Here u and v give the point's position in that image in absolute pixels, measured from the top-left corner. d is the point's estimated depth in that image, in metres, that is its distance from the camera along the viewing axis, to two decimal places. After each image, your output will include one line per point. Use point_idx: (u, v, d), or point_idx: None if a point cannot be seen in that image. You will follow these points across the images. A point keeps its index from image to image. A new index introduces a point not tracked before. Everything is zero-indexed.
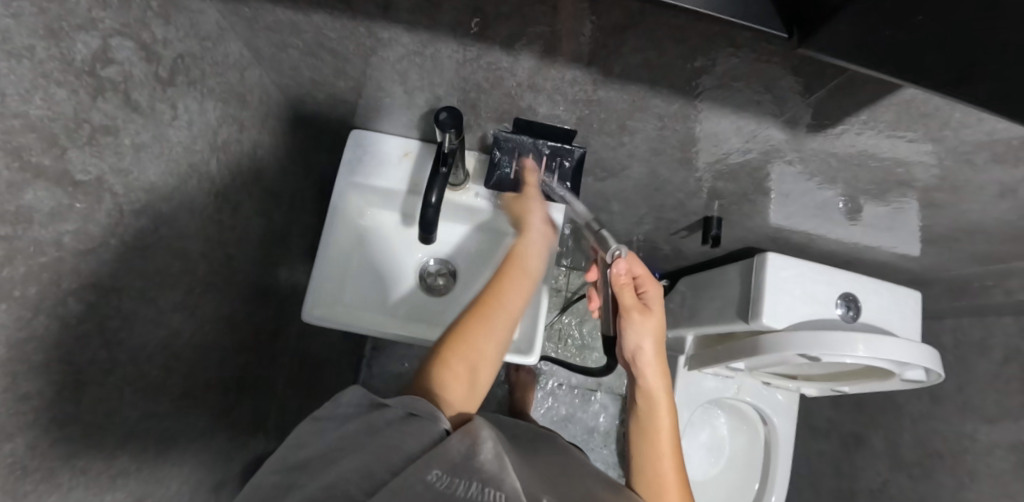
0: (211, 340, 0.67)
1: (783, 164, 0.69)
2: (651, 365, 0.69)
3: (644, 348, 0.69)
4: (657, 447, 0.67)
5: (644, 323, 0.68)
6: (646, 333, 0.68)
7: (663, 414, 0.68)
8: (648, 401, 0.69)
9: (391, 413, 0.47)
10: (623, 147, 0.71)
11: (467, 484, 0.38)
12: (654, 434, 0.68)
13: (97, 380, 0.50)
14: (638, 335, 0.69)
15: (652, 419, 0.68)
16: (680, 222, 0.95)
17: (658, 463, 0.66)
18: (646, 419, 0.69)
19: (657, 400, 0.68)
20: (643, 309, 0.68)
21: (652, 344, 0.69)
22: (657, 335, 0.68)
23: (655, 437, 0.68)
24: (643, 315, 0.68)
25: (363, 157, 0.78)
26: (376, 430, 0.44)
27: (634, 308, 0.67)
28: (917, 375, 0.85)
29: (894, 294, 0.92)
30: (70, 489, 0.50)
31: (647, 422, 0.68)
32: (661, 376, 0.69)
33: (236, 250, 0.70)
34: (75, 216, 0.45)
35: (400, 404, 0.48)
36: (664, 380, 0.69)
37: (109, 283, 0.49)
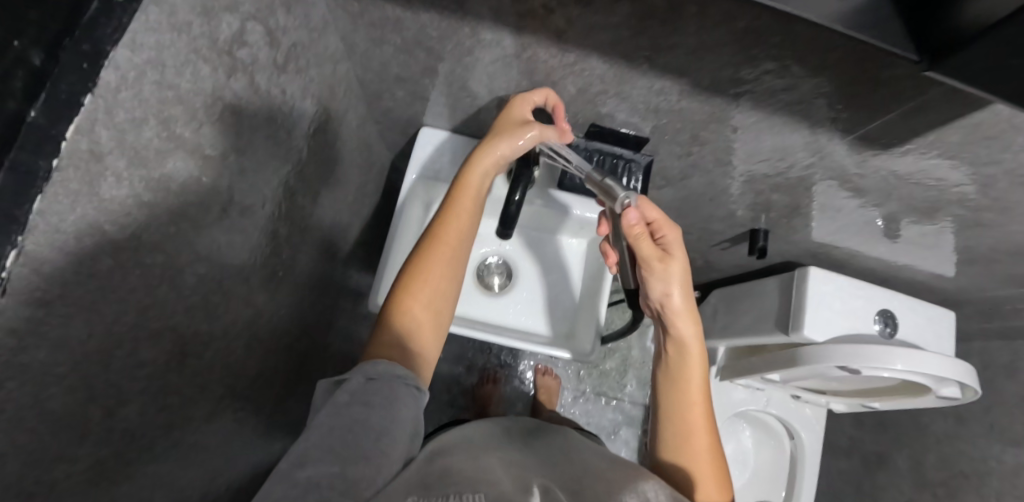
0: (281, 323, 0.68)
1: (843, 181, 0.72)
2: (681, 314, 0.63)
3: (671, 299, 0.63)
4: (687, 399, 0.64)
5: (667, 273, 0.62)
6: (673, 281, 0.62)
7: (694, 360, 0.64)
8: (677, 348, 0.65)
9: (350, 391, 0.46)
10: (688, 156, 0.74)
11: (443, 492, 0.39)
12: (685, 385, 0.64)
13: (196, 352, 0.51)
14: (664, 284, 0.63)
15: (683, 369, 0.65)
16: (724, 234, 0.98)
17: (689, 414, 0.64)
18: (674, 369, 0.65)
19: (688, 349, 0.64)
20: (666, 256, 0.62)
21: (681, 292, 0.63)
22: (684, 282, 0.62)
23: (685, 390, 0.64)
24: (666, 263, 0.62)
25: (432, 155, 0.80)
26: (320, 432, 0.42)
27: (662, 256, 0.61)
28: (952, 392, 0.88)
29: (929, 312, 0.95)
30: (165, 460, 0.50)
31: (677, 378, 0.65)
32: (694, 322, 0.63)
33: (310, 237, 0.72)
34: (200, 189, 0.46)
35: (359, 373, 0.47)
36: (695, 325, 0.64)
37: (216, 257, 0.50)
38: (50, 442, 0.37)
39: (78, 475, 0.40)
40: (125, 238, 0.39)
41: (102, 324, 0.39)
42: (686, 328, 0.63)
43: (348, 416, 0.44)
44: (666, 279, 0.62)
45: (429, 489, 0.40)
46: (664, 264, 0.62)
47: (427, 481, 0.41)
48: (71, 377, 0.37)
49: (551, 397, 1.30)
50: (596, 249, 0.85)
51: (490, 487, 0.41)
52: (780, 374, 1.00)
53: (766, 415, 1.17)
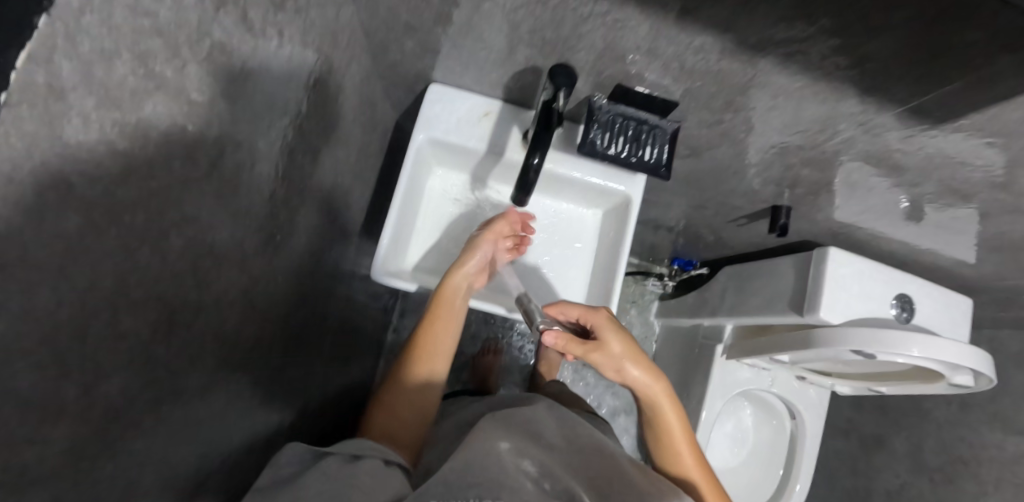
0: (278, 290, 0.64)
1: (882, 158, 0.68)
2: (644, 385, 0.66)
3: (628, 375, 0.66)
4: (674, 447, 0.68)
5: (611, 358, 0.65)
6: (621, 360, 0.65)
7: (670, 417, 0.68)
8: (650, 405, 0.68)
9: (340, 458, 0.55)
10: (718, 124, 0.69)
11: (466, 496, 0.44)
12: (667, 434, 0.68)
13: (185, 322, 0.46)
14: (614, 367, 0.66)
15: (663, 423, 0.68)
16: (743, 210, 0.93)
17: (677, 459, 0.68)
18: (653, 420, 0.69)
19: (660, 405, 0.67)
20: (600, 345, 0.65)
21: (635, 368, 0.66)
22: (632, 360, 0.65)
23: (664, 426, 0.68)
24: (604, 352, 0.65)
25: (441, 113, 0.74)
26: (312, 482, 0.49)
27: (594, 347, 0.64)
28: (966, 380, 0.85)
29: (947, 298, 0.92)
30: (153, 437, 0.46)
31: (659, 434, 0.69)
32: (656, 384, 0.67)
33: (309, 199, 0.66)
34: (186, 139, 0.40)
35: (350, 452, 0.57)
36: (660, 385, 0.67)
37: (206, 218, 0.45)
38: (19, 424, 0.33)
39: (54, 457, 0.36)
40: (97, 193, 0.34)
41: (74, 292, 0.34)
42: (653, 390, 0.67)
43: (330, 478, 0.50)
44: (615, 362, 0.65)
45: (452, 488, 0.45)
46: (602, 354, 0.65)
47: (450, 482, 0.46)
48: (37, 352, 0.32)
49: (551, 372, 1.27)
50: (614, 220, 0.79)
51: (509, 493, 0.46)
52: (790, 355, 0.97)
53: (769, 396, 1.15)
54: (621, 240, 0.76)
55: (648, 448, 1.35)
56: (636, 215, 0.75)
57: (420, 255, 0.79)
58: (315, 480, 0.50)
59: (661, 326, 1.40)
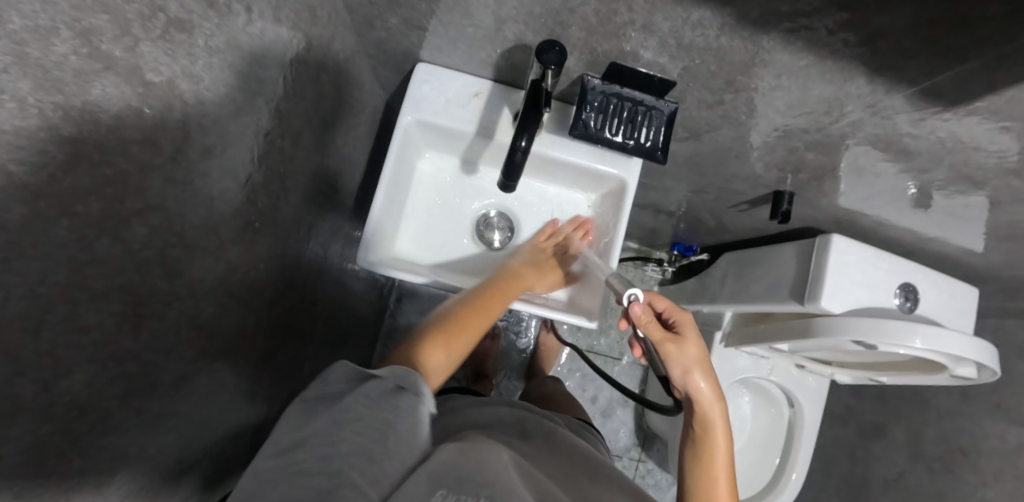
0: (261, 278, 0.62)
1: (889, 142, 0.64)
2: (702, 396, 0.63)
3: (693, 382, 0.63)
4: (712, 477, 0.62)
5: (685, 357, 0.63)
6: (692, 361, 0.63)
7: (717, 443, 0.63)
8: (700, 423, 0.64)
9: (381, 388, 0.47)
10: (719, 105, 0.66)
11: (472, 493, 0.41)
12: (707, 463, 0.62)
13: (156, 313, 0.45)
14: (683, 367, 0.63)
15: (707, 447, 0.63)
16: (744, 195, 0.90)
17: (714, 492, 0.61)
18: (697, 443, 0.64)
19: (712, 426, 0.63)
20: (679, 338, 0.63)
21: (702, 376, 0.63)
22: (703, 366, 0.63)
23: (708, 466, 0.62)
24: (680, 346, 0.63)
25: (428, 93, 0.70)
26: (354, 403, 0.45)
27: (674, 338, 0.62)
28: (969, 372, 0.83)
29: (953, 288, 0.90)
30: (124, 431, 0.45)
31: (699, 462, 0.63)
32: (715, 400, 0.63)
33: (292, 183, 0.64)
34: (144, 123, 0.38)
35: (391, 378, 0.49)
36: (719, 406, 0.63)
37: (173, 206, 0.43)
38: None
39: (12, 455, 0.35)
40: (41, 181, 0.31)
41: (20, 286, 0.32)
42: (709, 406, 0.63)
43: (371, 406, 0.45)
44: (687, 361, 0.63)
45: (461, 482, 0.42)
46: (678, 346, 0.63)
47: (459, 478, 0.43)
48: None
49: (550, 359, 1.25)
50: (609, 206, 0.76)
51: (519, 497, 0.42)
52: (789, 344, 0.95)
53: (767, 384, 1.13)
54: (616, 227, 0.74)
55: (646, 435, 1.36)
56: (631, 200, 0.72)
57: (409, 242, 0.77)
58: (358, 404, 0.45)
59: None
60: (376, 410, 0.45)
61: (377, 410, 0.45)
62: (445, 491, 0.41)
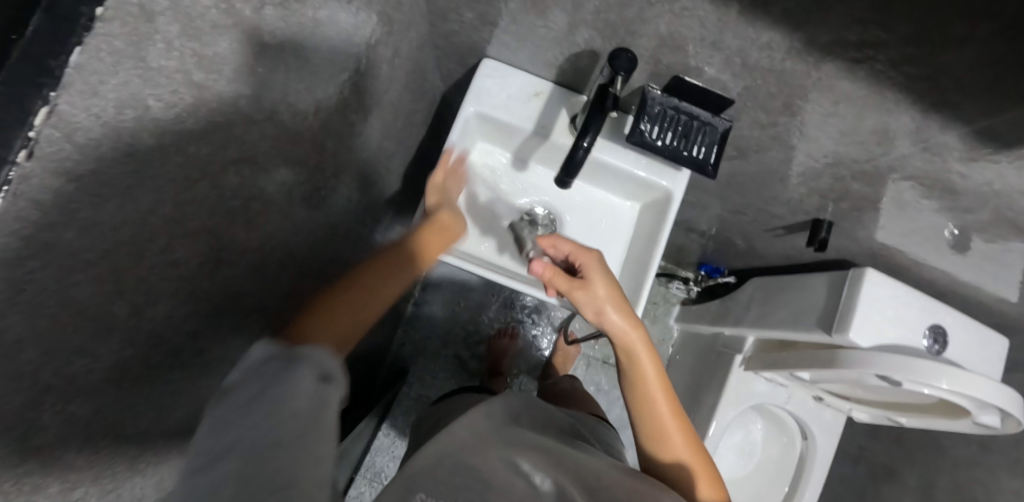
0: (316, 244, 0.65)
1: (936, 179, 0.66)
2: (620, 331, 0.64)
3: (607, 317, 0.65)
4: (650, 402, 0.62)
5: (593, 295, 0.65)
6: (603, 299, 0.65)
7: (645, 365, 0.64)
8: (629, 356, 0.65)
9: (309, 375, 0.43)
10: (772, 127, 0.68)
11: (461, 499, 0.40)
12: (643, 388, 0.63)
13: (231, 261, 0.47)
14: (595, 307, 0.65)
15: (638, 374, 0.64)
16: (782, 220, 0.91)
17: (653, 414, 0.62)
18: (630, 373, 0.65)
19: (637, 353, 0.64)
20: (584, 283, 0.65)
21: (615, 311, 0.65)
22: (615, 303, 0.64)
23: (646, 391, 0.63)
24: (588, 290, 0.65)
25: (491, 88, 0.73)
26: (272, 398, 0.40)
27: (579, 284, 0.65)
28: (992, 420, 0.83)
29: (983, 336, 0.89)
30: (186, 370, 0.48)
31: (636, 391, 0.63)
32: (635, 330, 0.64)
33: (353, 158, 0.67)
34: (253, 80, 0.41)
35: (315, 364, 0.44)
36: (641, 334, 0.64)
37: (263, 161, 0.46)
38: (73, 332, 0.34)
39: (99, 373, 0.37)
40: (171, 119, 0.35)
41: (137, 213, 0.35)
42: (631, 337, 0.64)
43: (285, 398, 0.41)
44: (597, 300, 0.65)
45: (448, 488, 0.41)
46: (585, 289, 0.65)
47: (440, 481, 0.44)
48: (99, 266, 0.33)
49: (567, 365, 1.26)
50: (651, 216, 0.77)
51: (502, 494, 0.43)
52: (811, 373, 0.96)
53: (783, 413, 1.13)
54: (658, 235, 0.74)
55: None
56: (676, 211, 0.73)
57: None
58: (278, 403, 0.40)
59: (680, 331, 1.39)
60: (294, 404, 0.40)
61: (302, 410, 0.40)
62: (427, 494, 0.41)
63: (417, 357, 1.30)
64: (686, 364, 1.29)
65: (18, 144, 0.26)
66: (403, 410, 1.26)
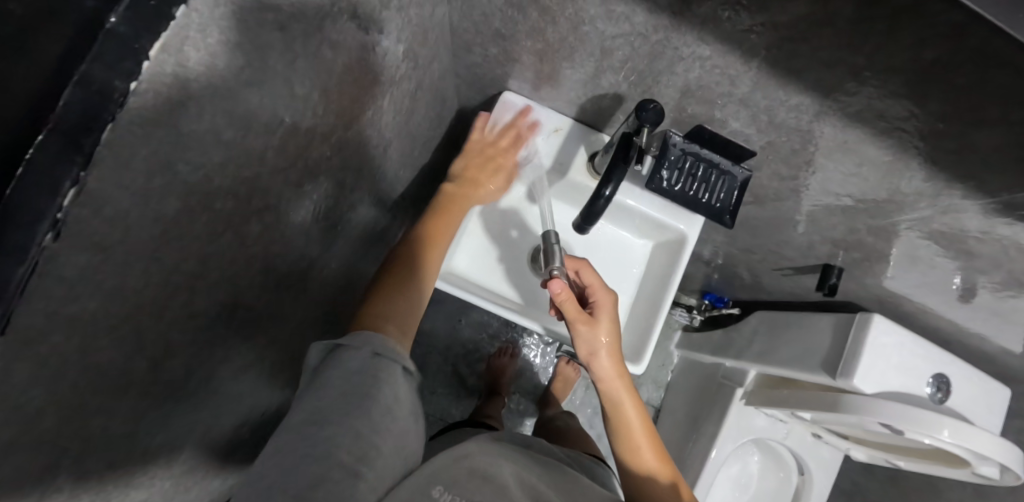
0: (328, 275, 0.64)
1: (953, 240, 0.65)
2: (607, 375, 0.65)
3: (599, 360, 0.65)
4: (634, 441, 0.63)
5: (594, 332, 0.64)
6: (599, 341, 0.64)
7: (628, 407, 0.64)
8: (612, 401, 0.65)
9: (361, 356, 0.47)
10: (790, 180, 0.67)
11: None
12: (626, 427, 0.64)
13: (246, 303, 0.47)
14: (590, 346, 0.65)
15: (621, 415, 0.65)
16: (791, 262, 0.91)
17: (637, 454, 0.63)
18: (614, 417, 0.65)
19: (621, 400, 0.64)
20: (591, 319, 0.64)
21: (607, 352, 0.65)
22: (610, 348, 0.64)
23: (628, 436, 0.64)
24: (591, 326, 0.65)
25: (511, 122, 0.72)
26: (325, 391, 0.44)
27: (585, 319, 0.63)
28: (991, 472, 0.83)
29: (987, 386, 0.90)
30: (196, 411, 0.47)
31: (621, 434, 0.64)
32: (620, 377, 0.65)
33: (369, 188, 0.66)
34: (281, 130, 0.41)
35: (366, 345, 0.48)
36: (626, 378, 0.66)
37: (284, 205, 0.45)
38: (91, 395, 0.33)
39: (114, 428, 0.36)
40: (198, 179, 0.34)
41: (161, 273, 0.34)
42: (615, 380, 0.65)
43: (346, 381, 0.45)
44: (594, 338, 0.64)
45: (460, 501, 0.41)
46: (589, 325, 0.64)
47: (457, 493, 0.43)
48: (121, 328, 0.33)
49: (566, 389, 1.27)
50: (664, 257, 0.77)
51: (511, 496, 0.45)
52: (812, 413, 0.96)
53: (781, 448, 1.13)
54: (670, 277, 0.74)
55: None
56: (689, 255, 0.73)
57: (464, 260, 0.79)
58: (338, 374, 0.45)
59: (680, 356, 1.39)
60: (357, 377, 0.45)
61: (359, 380, 0.45)
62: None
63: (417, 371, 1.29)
64: (686, 391, 1.29)
65: (44, 226, 0.25)
66: None
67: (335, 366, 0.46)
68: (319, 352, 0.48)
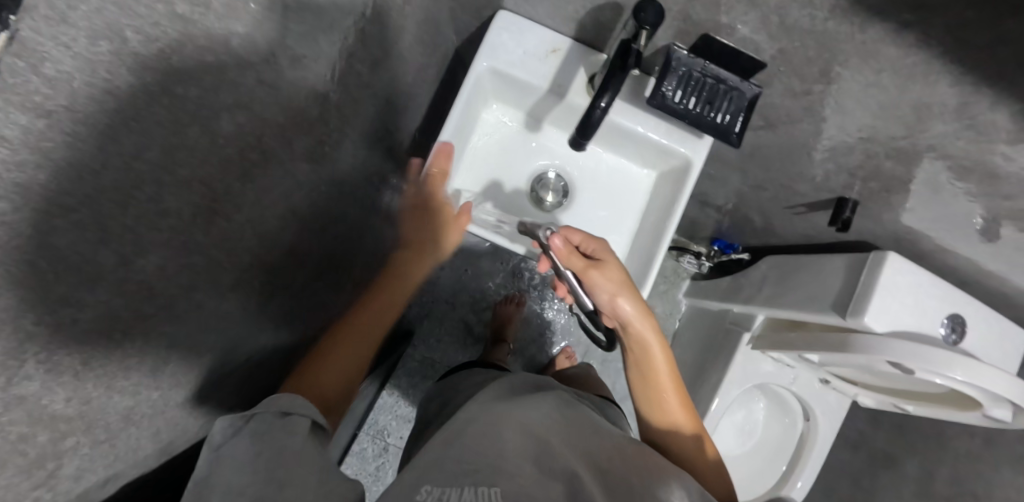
0: (320, 200, 0.62)
1: (974, 161, 0.61)
2: (632, 317, 0.63)
3: (620, 306, 0.63)
4: (661, 396, 0.62)
5: (607, 278, 0.63)
6: (612, 286, 0.63)
7: (655, 352, 0.63)
8: (641, 346, 0.64)
9: (269, 417, 0.46)
10: (802, 96, 0.63)
11: (457, 491, 0.40)
12: (654, 377, 0.63)
13: (228, 214, 0.44)
14: (609, 291, 0.63)
15: (648, 365, 0.63)
16: (802, 198, 0.87)
17: (662, 405, 0.62)
18: (641, 364, 0.64)
19: (649, 345, 0.63)
20: (600, 265, 0.63)
21: (627, 298, 0.63)
22: (628, 291, 0.62)
23: (655, 383, 0.63)
24: (601, 270, 0.63)
25: (506, 41, 0.67)
26: (255, 447, 0.43)
27: (594, 264, 0.62)
28: (1003, 415, 0.80)
29: (1003, 328, 0.86)
30: (184, 323, 0.45)
31: (647, 380, 0.63)
32: (646, 318, 0.63)
33: (361, 110, 0.63)
34: (247, 17, 0.38)
35: (275, 405, 0.47)
36: (652, 321, 0.63)
37: (260, 106, 0.43)
38: (54, 281, 0.32)
39: (86, 323, 0.35)
40: (151, 56, 0.32)
41: (120, 157, 0.33)
42: (643, 325, 0.63)
43: (263, 445, 0.43)
44: (609, 285, 0.63)
45: (444, 475, 0.42)
46: (599, 271, 0.63)
47: (446, 468, 0.43)
48: (79, 212, 0.31)
49: None
50: (668, 186, 0.73)
51: (507, 480, 0.41)
52: (821, 355, 0.93)
53: (787, 394, 1.12)
54: (673, 208, 0.71)
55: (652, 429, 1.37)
56: (694, 182, 0.70)
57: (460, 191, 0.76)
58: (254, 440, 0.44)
59: (688, 306, 1.36)
60: (274, 439, 0.44)
61: (275, 446, 0.43)
62: (430, 486, 0.41)
63: (423, 319, 1.29)
64: (694, 339, 1.27)
65: None
66: (406, 371, 1.27)
67: (248, 435, 0.44)
68: (227, 425, 0.45)
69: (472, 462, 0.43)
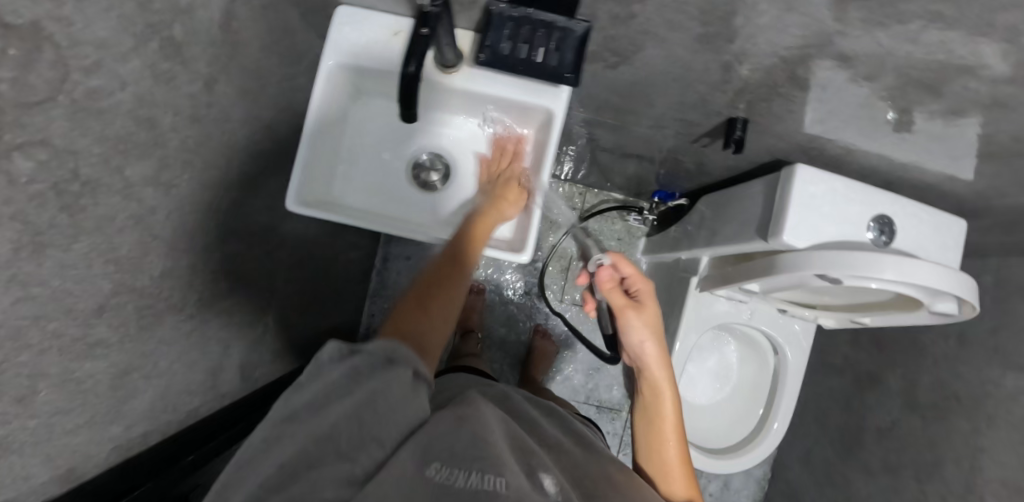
0: (194, 221, 0.65)
1: (823, 46, 0.58)
2: (651, 358, 0.72)
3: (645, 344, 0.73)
4: (661, 443, 0.68)
5: (639, 319, 0.73)
6: (644, 328, 0.73)
7: (666, 396, 0.71)
8: (653, 388, 0.72)
9: (370, 361, 0.45)
10: (632, 20, 0.60)
11: (466, 474, 0.36)
12: (659, 423, 0.70)
13: (60, 245, 0.46)
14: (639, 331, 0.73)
15: (657, 409, 0.71)
16: (702, 127, 0.86)
17: (663, 456, 0.67)
18: (649, 407, 0.71)
19: (661, 391, 0.71)
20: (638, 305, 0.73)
21: (652, 340, 0.73)
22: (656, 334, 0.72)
23: (659, 427, 0.69)
24: (639, 311, 0.74)
25: (349, 34, 0.70)
26: (360, 391, 0.41)
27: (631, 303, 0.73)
28: (948, 308, 0.77)
29: (937, 220, 0.83)
30: (42, 350, 0.47)
31: (652, 425, 0.69)
32: (664, 364, 0.72)
33: (218, 129, 0.65)
34: (10, 61, 0.37)
35: (380, 351, 0.46)
36: (667, 368, 0.72)
37: (63, 142, 0.44)
38: None
39: None
40: None
41: None
42: (659, 368, 0.72)
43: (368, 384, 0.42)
44: (640, 324, 0.73)
45: (456, 454, 0.38)
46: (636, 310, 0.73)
47: (452, 448, 0.39)
48: None
49: (545, 362, 1.28)
50: (539, 141, 0.76)
51: (514, 475, 0.38)
52: (761, 284, 0.91)
53: (754, 332, 1.10)
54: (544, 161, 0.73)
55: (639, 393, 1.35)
56: (558, 131, 0.71)
57: (343, 187, 0.78)
58: (351, 380, 0.42)
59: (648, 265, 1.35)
60: (368, 385, 0.42)
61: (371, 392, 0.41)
62: (439, 467, 0.37)
63: None
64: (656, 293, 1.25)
65: None
66: None
67: (361, 380, 0.42)
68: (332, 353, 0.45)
69: (482, 449, 0.40)
